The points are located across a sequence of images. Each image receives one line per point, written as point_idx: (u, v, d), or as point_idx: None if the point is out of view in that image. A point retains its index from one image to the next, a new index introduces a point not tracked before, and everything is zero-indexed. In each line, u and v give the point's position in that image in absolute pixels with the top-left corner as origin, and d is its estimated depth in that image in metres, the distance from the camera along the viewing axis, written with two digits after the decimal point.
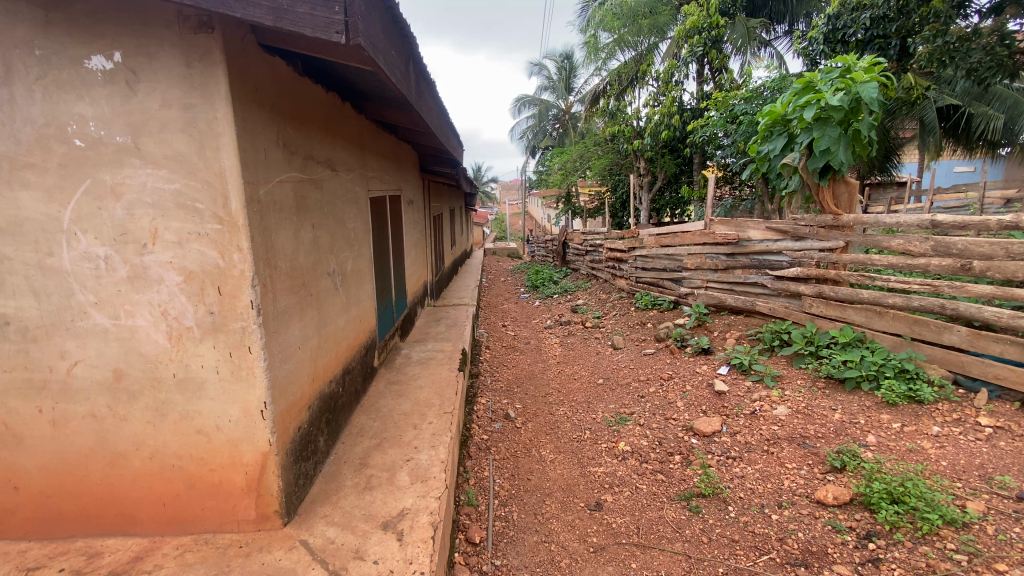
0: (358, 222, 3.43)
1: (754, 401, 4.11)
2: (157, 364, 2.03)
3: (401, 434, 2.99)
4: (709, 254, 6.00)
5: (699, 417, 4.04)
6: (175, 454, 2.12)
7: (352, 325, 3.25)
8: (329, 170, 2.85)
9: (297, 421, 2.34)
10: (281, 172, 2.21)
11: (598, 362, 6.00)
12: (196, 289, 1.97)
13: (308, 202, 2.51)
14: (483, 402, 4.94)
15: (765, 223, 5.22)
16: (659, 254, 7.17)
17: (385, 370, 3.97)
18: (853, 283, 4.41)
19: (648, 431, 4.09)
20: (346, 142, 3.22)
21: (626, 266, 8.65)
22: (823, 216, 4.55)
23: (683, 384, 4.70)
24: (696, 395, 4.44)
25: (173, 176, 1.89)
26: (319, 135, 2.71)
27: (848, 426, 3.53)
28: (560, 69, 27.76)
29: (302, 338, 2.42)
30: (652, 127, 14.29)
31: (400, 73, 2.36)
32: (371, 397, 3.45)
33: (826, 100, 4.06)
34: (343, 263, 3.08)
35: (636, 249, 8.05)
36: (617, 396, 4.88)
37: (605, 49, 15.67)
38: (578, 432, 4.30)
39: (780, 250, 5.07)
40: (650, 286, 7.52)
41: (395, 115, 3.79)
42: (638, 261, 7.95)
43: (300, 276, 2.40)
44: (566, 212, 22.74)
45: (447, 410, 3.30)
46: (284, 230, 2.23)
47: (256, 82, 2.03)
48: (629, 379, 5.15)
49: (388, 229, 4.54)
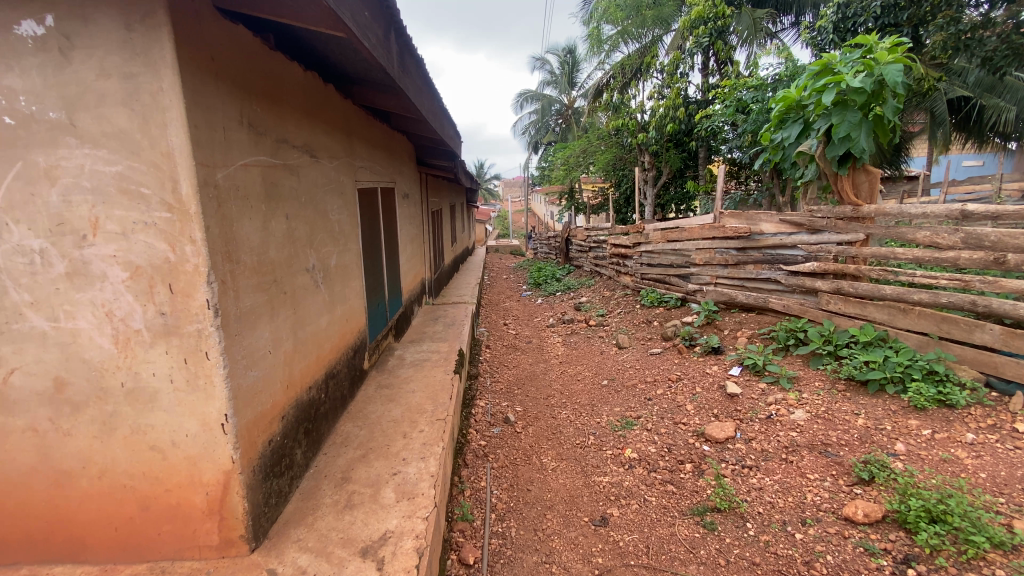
0: (344, 214, 3.18)
1: (770, 404, 3.85)
2: (104, 372, 1.80)
3: (389, 443, 2.74)
4: (718, 249, 5.72)
5: (711, 422, 3.79)
6: (127, 473, 1.89)
7: (337, 325, 2.99)
8: (307, 156, 2.59)
9: (268, 433, 2.10)
10: (244, 155, 1.96)
11: (602, 361, 5.74)
12: (144, 286, 1.73)
13: (280, 190, 2.26)
14: (482, 405, 4.70)
15: (779, 216, 4.95)
16: (665, 250, 6.89)
17: (376, 373, 3.73)
18: (875, 278, 4.13)
19: (657, 436, 3.83)
20: (329, 126, 2.97)
21: (631, 262, 8.39)
22: (842, 207, 4.29)
23: (693, 385, 4.44)
24: (707, 398, 4.18)
25: (114, 157, 1.65)
26: (295, 116, 2.46)
27: (873, 432, 3.27)
28: (562, 63, 27.41)
29: (274, 341, 2.17)
30: (657, 120, 13.98)
31: (378, 43, 2.11)
32: (358, 403, 3.20)
33: (847, 83, 3.78)
34: (326, 258, 2.82)
35: (641, 244, 7.77)
36: (623, 398, 4.63)
37: (608, 41, 15.37)
38: (581, 437, 4.05)
39: (795, 245, 4.79)
40: (656, 282, 7.25)
41: (384, 100, 3.54)
42: (642, 257, 7.68)
43: (272, 271, 2.15)
44: (569, 208, 22.47)
45: (440, 416, 3.04)
46: (249, 219, 1.98)
47: (214, 52, 1.79)
48: (635, 380, 4.90)
49: (380, 224, 4.29)
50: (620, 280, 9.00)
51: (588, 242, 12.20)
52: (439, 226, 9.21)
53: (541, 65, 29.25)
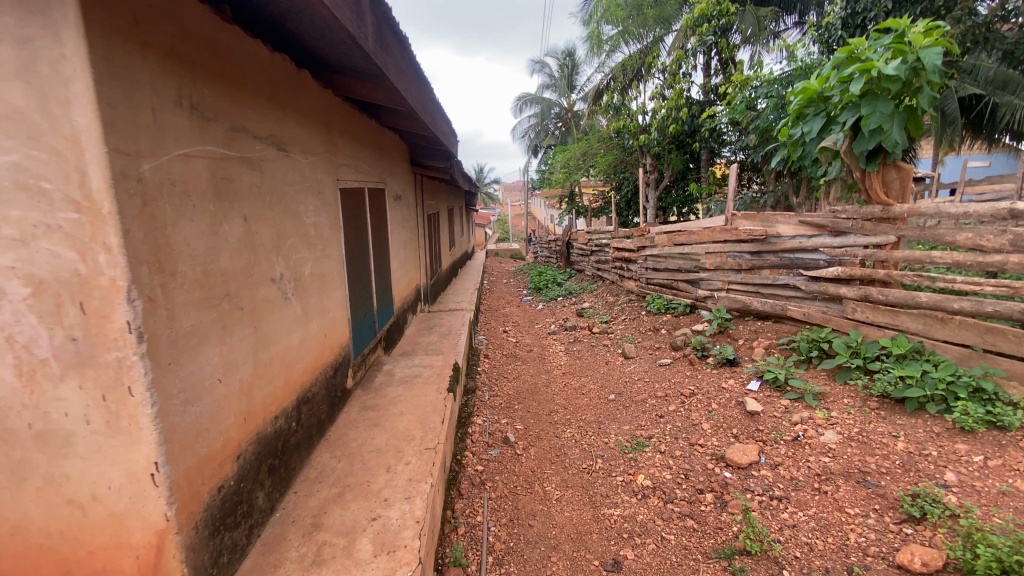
0: (322, 216, 2.83)
1: (795, 424, 3.49)
2: (5, 411, 1.45)
3: (369, 479, 2.38)
4: (730, 252, 5.36)
5: (731, 445, 3.43)
6: (40, 533, 1.54)
7: (313, 342, 2.64)
8: (274, 149, 2.25)
9: (218, 478, 1.75)
10: (183, 144, 1.62)
11: (608, 373, 5.38)
12: (51, 305, 1.39)
13: (236, 187, 1.91)
14: (479, 423, 4.34)
15: (798, 217, 4.60)
16: (672, 254, 6.54)
17: (361, 392, 3.37)
18: (909, 284, 3.78)
19: (671, 460, 3.48)
20: (304, 117, 2.63)
21: (635, 267, 8.04)
22: (870, 207, 3.95)
23: (708, 401, 4.08)
24: (725, 415, 3.83)
25: (7, 144, 1.32)
26: (257, 102, 2.12)
27: (916, 458, 2.91)
28: (561, 66, 27.18)
29: (227, 367, 1.82)
30: (660, 121, 13.67)
31: (348, 11, 1.78)
32: (339, 428, 2.85)
33: (879, 70, 3.44)
34: (298, 266, 2.47)
35: (646, 248, 7.42)
36: (632, 414, 4.27)
37: (609, 41, 15.07)
38: (588, 460, 3.69)
39: (816, 248, 4.44)
40: (662, 288, 6.90)
41: (369, 91, 3.21)
42: (648, 261, 7.33)
43: (223, 283, 1.80)
44: (569, 211, 22.14)
45: (429, 445, 2.68)
46: (191, 222, 1.63)
47: (139, 15, 1.45)
48: (644, 394, 4.54)
49: (367, 227, 3.94)
50: (624, 285, 8.65)
51: (590, 245, 11.86)
52: (436, 229, 8.87)
53: (540, 68, 29.04)
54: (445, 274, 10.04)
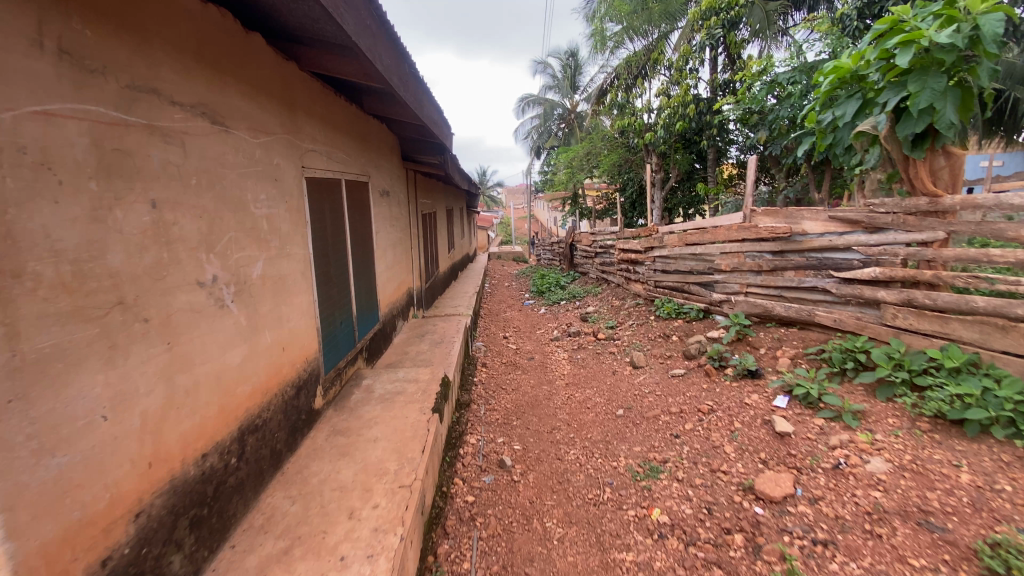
0: (279, 208, 2.38)
1: (834, 449, 3.03)
2: None
3: (326, 529, 1.93)
4: (748, 252, 4.89)
5: (760, 473, 2.97)
6: None
7: (263, 359, 2.20)
8: (205, 120, 1.81)
9: (100, 550, 1.30)
10: (43, 97, 1.19)
11: (615, 384, 4.92)
12: None
13: (138, 162, 1.46)
14: (472, 442, 3.88)
15: (828, 212, 4.14)
16: (683, 255, 6.07)
17: (332, 413, 2.93)
18: (960, 287, 3.32)
19: (691, 489, 3.01)
20: (253, 89, 2.19)
21: (642, 269, 7.58)
22: (914, 199, 3.49)
23: (729, 419, 3.61)
24: (750, 436, 3.36)
25: None
26: (180, 59, 1.68)
27: (987, 495, 2.44)
28: (564, 67, 26.79)
29: (119, 398, 1.37)
30: (666, 119, 13.21)
31: None
32: (299, 460, 2.40)
33: (929, 40, 2.99)
34: (242, 266, 2.03)
35: (654, 249, 6.96)
36: (643, 433, 3.81)
37: (613, 38, 14.64)
38: (594, 487, 3.24)
39: (849, 246, 3.97)
40: (672, 291, 6.43)
41: (342, 67, 2.78)
42: (656, 262, 6.86)
43: (112, 288, 1.35)
44: (572, 213, 21.70)
45: (404, 482, 2.23)
46: (53, 203, 1.19)
47: None
48: (656, 410, 4.08)
49: (345, 224, 3.51)
50: (630, 288, 8.18)
51: (594, 247, 11.40)
52: (433, 230, 8.43)
53: (542, 69, 28.66)
54: (442, 278, 9.59)
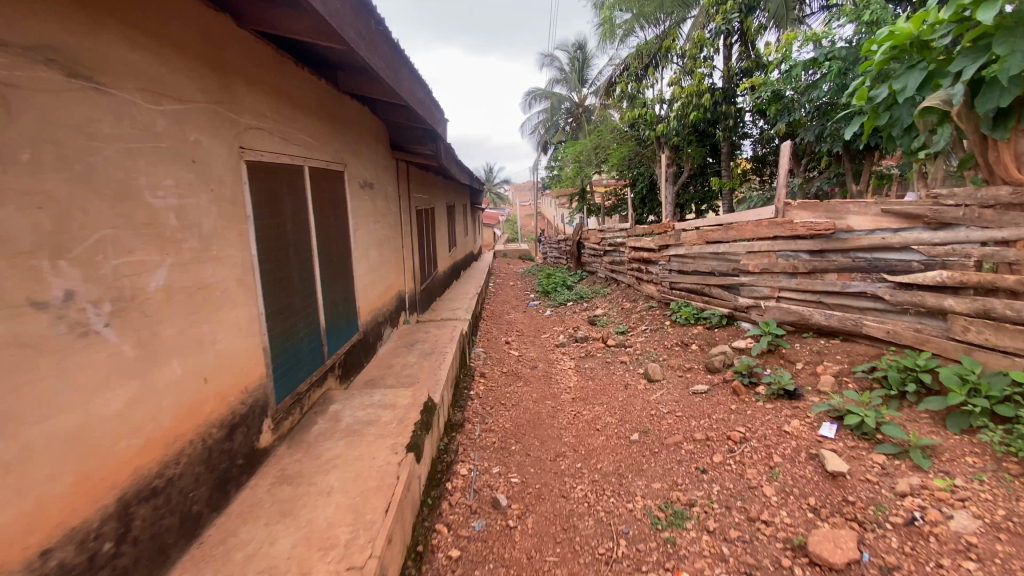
0: (197, 199, 1.85)
1: (903, 497, 2.44)
2: None
3: None
4: (781, 252, 4.28)
5: (811, 528, 2.39)
6: None
7: (166, 399, 1.67)
8: (50, 73, 1.28)
9: None
10: None
11: (629, 400, 4.35)
12: None
13: None
14: (463, 474, 3.33)
15: (880, 206, 3.54)
16: (703, 254, 5.46)
17: (284, 451, 2.39)
18: None
19: (725, 546, 2.45)
20: (150, 40, 1.65)
21: (657, 268, 6.98)
22: (991, 190, 2.90)
23: (767, 451, 3.04)
24: (794, 475, 2.79)
25: None
26: None
27: None
28: (572, 60, 26.11)
29: None
30: (679, 110, 12.53)
31: None
32: (226, 523, 1.87)
33: None
34: (124, 276, 1.50)
35: (670, 247, 6.35)
36: (662, 465, 3.23)
37: (623, 26, 13.97)
38: (605, 537, 2.67)
39: (906, 246, 3.36)
40: (690, 294, 5.83)
41: (291, 22, 2.20)
42: (672, 262, 6.26)
43: None
44: (581, 209, 21.06)
45: (354, 560, 1.68)
46: None
47: None
48: (677, 436, 3.51)
49: (310, 220, 2.97)
50: (643, 289, 7.57)
51: (603, 244, 10.79)
52: (431, 227, 7.88)
53: (549, 62, 27.97)
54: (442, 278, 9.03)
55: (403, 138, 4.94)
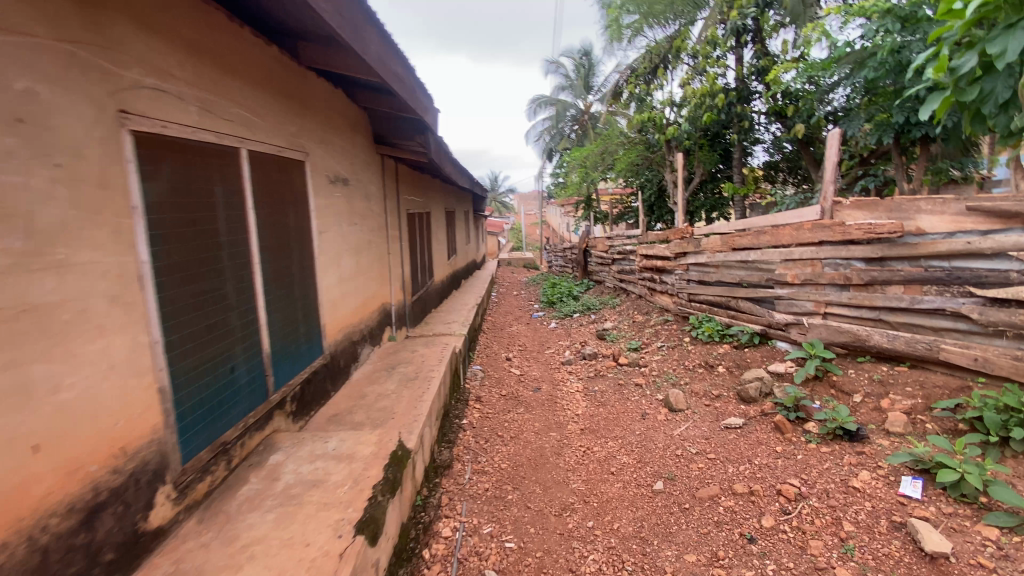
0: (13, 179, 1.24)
1: None
2: None
3: None
4: (827, 260, 3.63)
5: None
6: None
7: None
8: None
9: None
10: None
11: (647, 433, 3.68)
12: None
13: None
14: (445, 534, 2.67)
15: (960, 203, 2.90)
16: (728, 262, 4.80)
17: (191, 528, 1.77)
18: None
19: None
20: None
21: (673, 278, 6.32)
22: None
23: (831, 514, 2.37)
24: (875, 552, 2.12)
25: None
26: None
27: None
28: (577, 66, 25.67)
29: None
30: (691, 110, 11.86)
31: None
32: None
33: None
34: None
35: (688, 254, 5.69)
36: (695, 527, 2.57)
37: (630, 26, 13.41)
38: None
39: (1000, 251, 2.71)
40: (713, 307, 5.16)
41: None
42: (691, 271, 5.60)
43: None
44: (587, 216, 20.44)
45: None
46: None
47: None
48: (711, 486, 2.84)
49: (251, 219, 2.36)
50: (657, 301, 6.90)
51: (611, 252, 10.14)
52: (427, 234, 7.27)
53: (554, 68, 27.53)
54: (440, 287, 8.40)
55: (388, 132, 4.33)
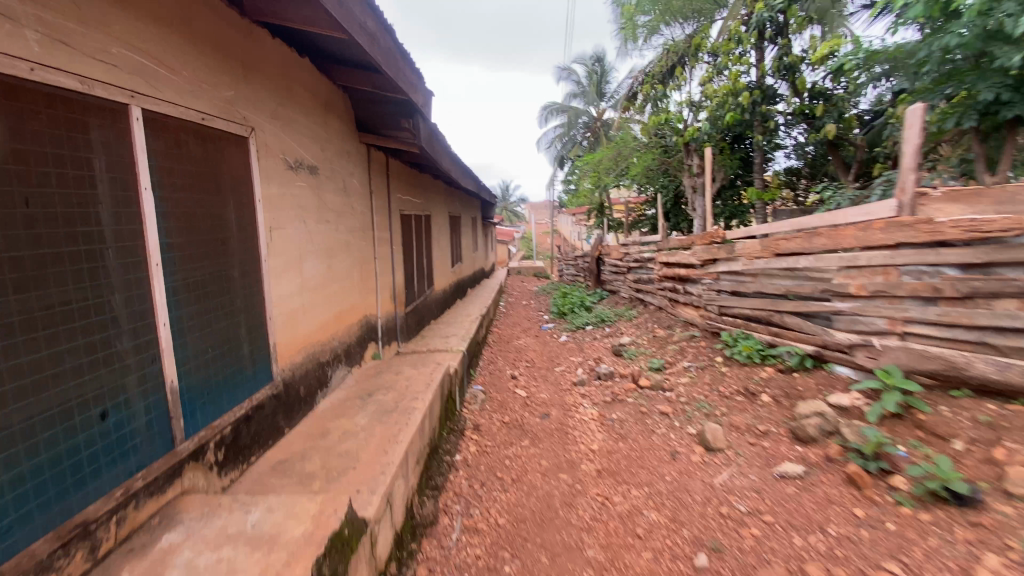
0: None
1: None
2: None
3: None
4: (907, 267, 2.92)
5: None
6: None
7: None
8: None
9: None
10: None
11: (681, 480, 2.98)
12: None
13: None
14: None
15: None
16: (770, 270, 4.10)
17: None
18: None
19: None
20: None
21: (699, 288, 5.61)
22: None
23: None
24: None
25: None
26: None
27: None
28: (590, 72, 25.17)
29: None
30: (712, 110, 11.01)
31: None
32: None
33: None
34: None
35: (719, 261, 4.99)
36: None
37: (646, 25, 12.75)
38: None
39: None
40: (750, 323, 4.45)
41: None
42: (722, 281, 4.90)
43: None
44: (599, 224, 19.76)
45: None
46: None
47: None
48: (775, 565, 2.14)
49: (155, 203, 1.73)
50: (680, 314, 6.20)
51: (626, 260, 9.45)
52: (427, 238, 6.64)
53: (566, 75, 27.06)
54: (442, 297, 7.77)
55: (374, 120, 3.71)
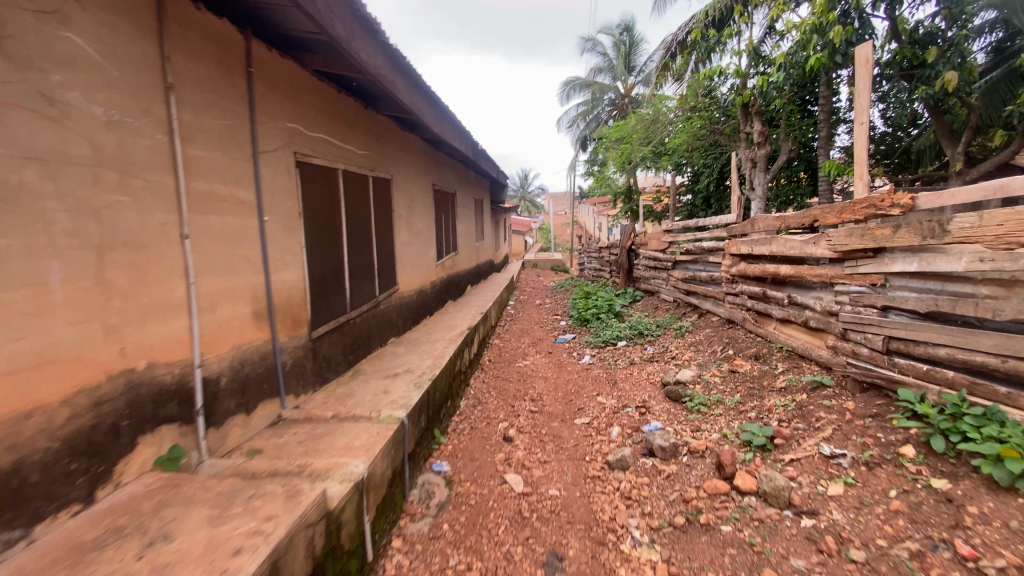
0: None
1: None
2: None
3: None
4: None
5: None
6: None
7: None
8: None
9: None
10: None
11: None
12: None
13: None
14: None
15: None
16: None
17: None
18: None
19: None
20: None
21: (825, 298, 3.28)
22: None
23: None
24: None
25: None
26: None
27: None
28: (617, 42, 22.43)
29: None
30: (785, 57, 7.79)
31: None
32: None
33: None
34: None
35: (883, 252, 2.68)
36: None
37: None
38: None
39: None
40: (995, 382, 2.16)
41: None
42: (899, 292, 2.59)
43: None
44: (626, 211, 17.28)
45: None
46: None
47: None
48: None
49: None
50: (780, 336, 3.86)
51: (671, 250, 7.02)
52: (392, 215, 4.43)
53: (590, 47, 24.37)
54: (424, 300, 5.55)
55: None
